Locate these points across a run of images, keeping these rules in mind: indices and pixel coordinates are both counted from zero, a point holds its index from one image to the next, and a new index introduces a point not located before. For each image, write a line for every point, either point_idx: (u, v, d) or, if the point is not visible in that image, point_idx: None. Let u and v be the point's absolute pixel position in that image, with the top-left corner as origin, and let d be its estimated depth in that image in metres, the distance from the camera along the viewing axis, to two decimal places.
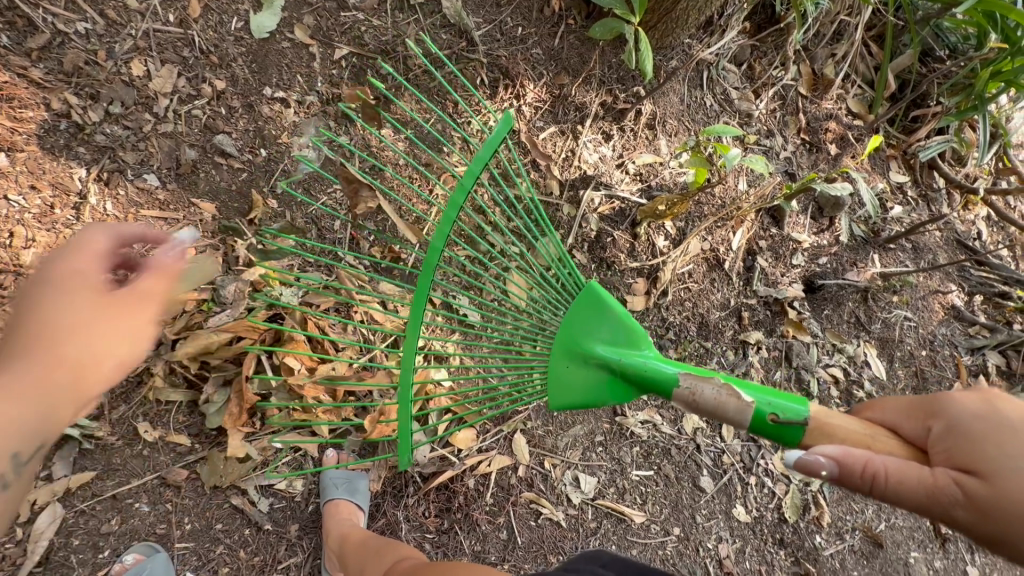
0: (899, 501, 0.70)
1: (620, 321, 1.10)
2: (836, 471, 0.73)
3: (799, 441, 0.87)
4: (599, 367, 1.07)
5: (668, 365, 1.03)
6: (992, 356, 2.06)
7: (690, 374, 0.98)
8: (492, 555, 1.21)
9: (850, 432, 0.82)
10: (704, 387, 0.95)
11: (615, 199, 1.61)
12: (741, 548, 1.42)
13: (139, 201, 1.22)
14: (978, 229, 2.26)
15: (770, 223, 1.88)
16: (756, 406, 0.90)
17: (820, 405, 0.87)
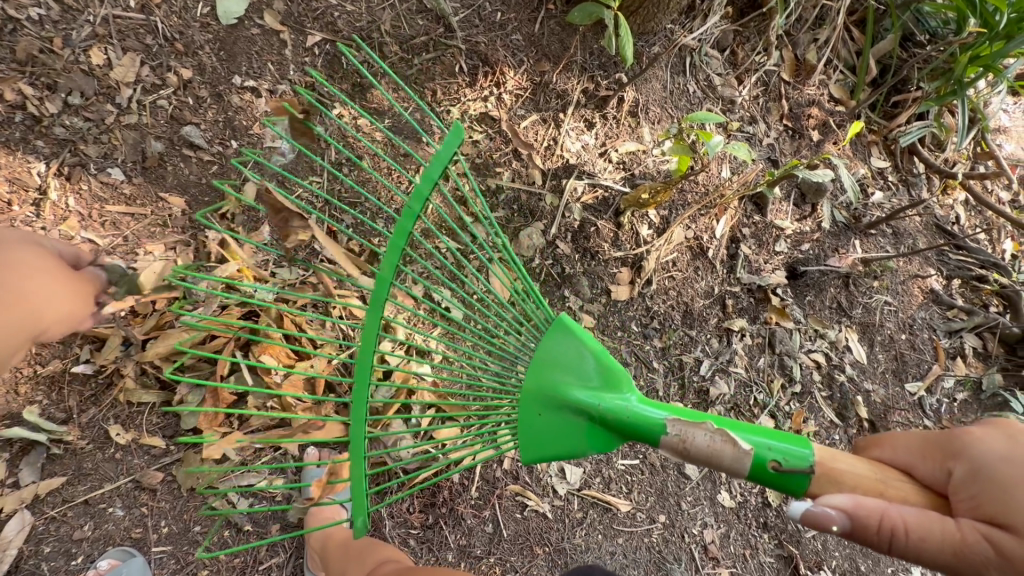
0: (923, 557, 0.68)
1: (594, 358, 0.99)
2: (849, 525, 0.70)
3: (804, 489, 0.82)
4: (576, 413, 0.97)
5: (653, 408, 0.94)
6: (969, 338, 2.10)
7: (680, 419, 0.90)
8: (478, 549, 1.20)
9: (859, 476, 0.79)
10: (696, 435, 0.88)
11: (599, 188, 1.60)
12: (725, 533, 1.44)
13: (104, 196, 1.17)
14: (957, 214, 2.29)
15: (753, 209, 1.88)
16: (755, 455, 0.84)
17: (824, 448, 0.82)
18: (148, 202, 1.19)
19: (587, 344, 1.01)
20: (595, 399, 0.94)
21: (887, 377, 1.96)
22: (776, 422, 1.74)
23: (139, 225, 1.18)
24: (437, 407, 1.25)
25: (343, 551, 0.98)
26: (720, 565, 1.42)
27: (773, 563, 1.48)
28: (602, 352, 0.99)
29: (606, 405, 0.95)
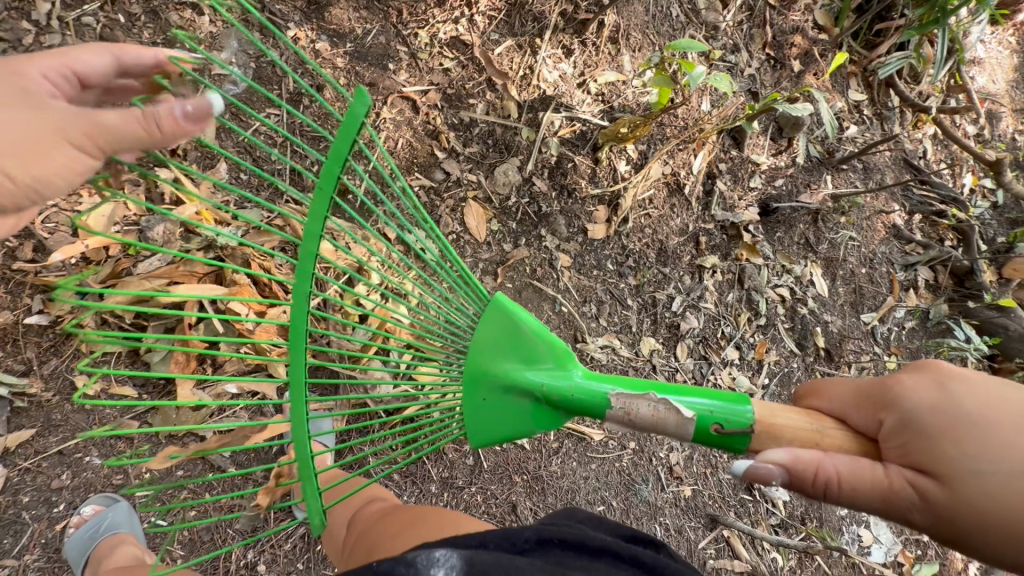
0: (854, 506, 0.66)
1: (525, 334, 0.96)
2: (785, 479, 0.69)
3: (749, 445, 0.79)
4: (519, 394, 0.94)
5: (597, 379, 0.91)
6: (923, 271, 2.21)
7: (621, 391, 0.88)
8: (460, 480, 1.26)
9: (796, 428, 0.76)
10: (638, 406, 0.86)
11: (577, 122, 1.53)
12: (689, 455, 1.56)
13: None
14: (924, 148, 2.33)
15: (731, 144, 1.85)
16: (697, 419, 0.82)
17: (763, 406, 0.79)
18: None
19: (522, 321, 0.97)
20: (536, 378, 0.92)
21: (845, 309, 2.06)
22: (741, 353, 1.83)
23: None
24: (415, 345, 1.21)
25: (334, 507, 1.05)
26: (683, 483, 1.54)
27: (729, 479, 1.62)
28: (537, 330, 0.95)
29: (547, 383, 0.92)
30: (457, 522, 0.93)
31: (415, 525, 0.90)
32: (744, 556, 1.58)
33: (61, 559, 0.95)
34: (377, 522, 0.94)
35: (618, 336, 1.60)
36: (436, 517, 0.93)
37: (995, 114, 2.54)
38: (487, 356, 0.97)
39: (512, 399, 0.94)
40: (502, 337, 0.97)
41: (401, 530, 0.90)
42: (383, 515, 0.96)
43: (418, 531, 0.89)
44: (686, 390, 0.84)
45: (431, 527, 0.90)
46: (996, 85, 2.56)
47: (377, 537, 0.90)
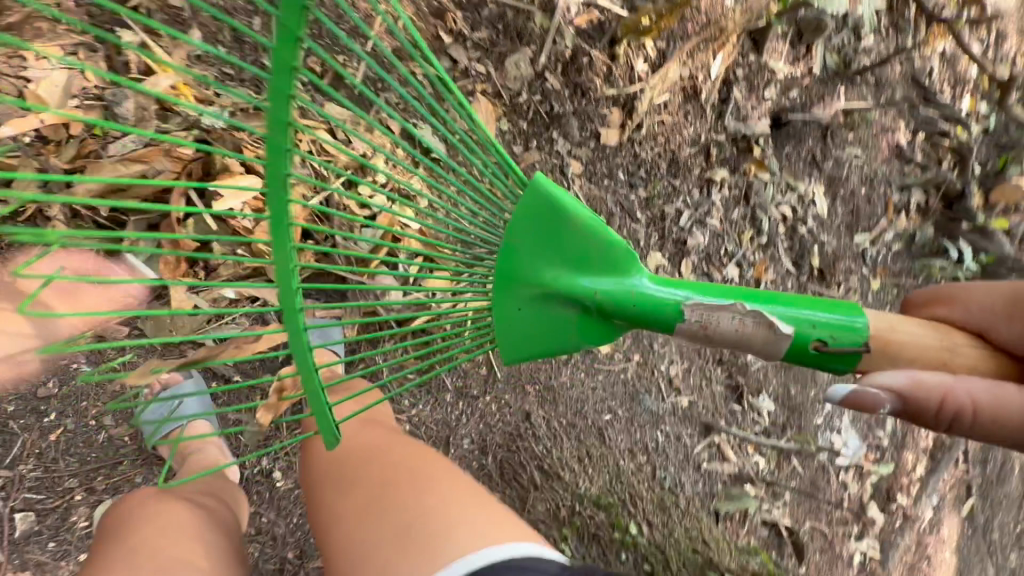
0: (981, 434, 0.63)
1: (586, 237, 0.87)
2: (899, 407, 0.64)
3: (852, 365, 0.75)
4: (570, 305, 0.87)
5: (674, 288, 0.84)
6: (917, 194, 2.21)
7: (700, 303, 0.81)
8: (474, 389, 1.24)
9: (922, 343, 0.73)
10: (720, 318, 0.79)
11: (594, 9, 1.37)
12: (687, 368, 1.58)
13: None
14: (934, 65, 2.25)
15: (750, 48, 1.73)
16: (795, 334, 0.76)
17: (877, 318, 0.75)
18: None
19: (577, 218, 0.87)
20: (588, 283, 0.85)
21: (841, 230, 2.06)
22: (742, 271, 1.82)
23: None
24: (426, 253, 1.18)
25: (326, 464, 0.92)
26: (681, 394, 1.57)
27: (722, 390, 1.68)
28: (595, 229, 0.85)
29: (606, 291, 0.86)
30: (460, 511, 0.81)
31: (414, 516, 0.80)
32: (733, 461, 1.67)
33: (59, 469, 0.90)
34: (375, 506, 0.83)
35: None
36: (435, 499, 0.82)
37: (1004, 32, 2.45)
38: (535, 262, 0.88)
39: (554, 310, 0.88)
40: (551, 236, 0.88)
41: (392, 520, 0.80)
42: (381, 495, 0.84)
43: (416, 530, 0.78)
44: (786, 301, 0.78)
45: (428, 521, 0.79)
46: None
47: (369, 528, 0.80)
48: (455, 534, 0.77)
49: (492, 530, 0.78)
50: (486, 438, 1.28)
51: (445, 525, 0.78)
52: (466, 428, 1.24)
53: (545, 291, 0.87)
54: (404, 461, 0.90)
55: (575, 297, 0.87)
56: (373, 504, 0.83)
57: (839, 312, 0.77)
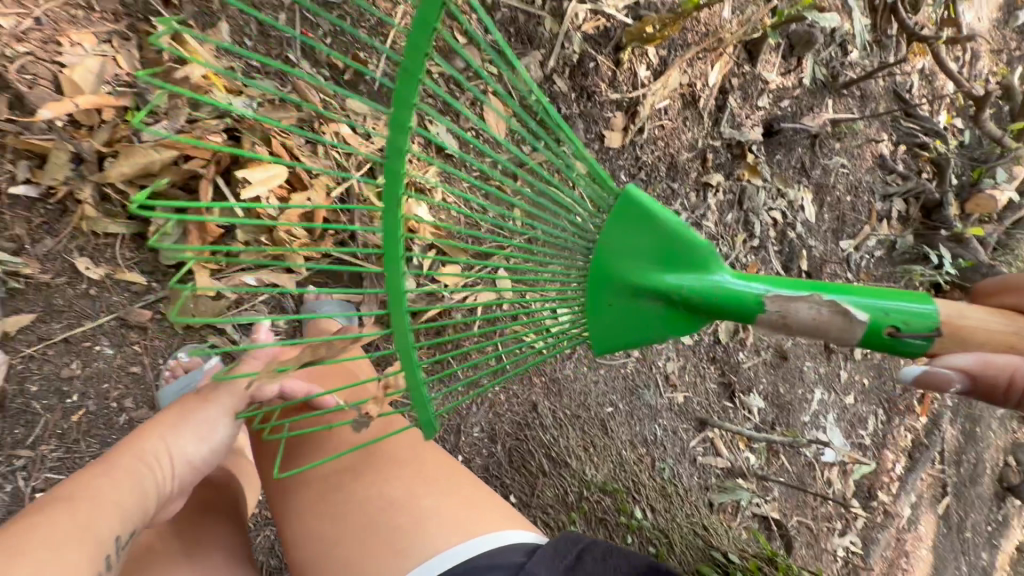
0: None
1: (670, 235, 0.91)
2: (967, 385, 0.71)
3: (925, 347, 0.79)
4: (658, 297, 0.91)
5: (748, 281, 0.87)
6: (898, 203, 2.31)
7: (779, 295, 0.84)
8: (484, 379, 1.28)
9: (987, 330, 0.76)
10: (798, 308, 0.83)
11: (600, 16, 1.42)
12: (683, 364, 1.63)
13: None
14: (913, 81, 2.36)
15: (745, 58, 1.80)
16: (870, 320, 0.80)
17: (945, 304, 0.78)
18: None
19: (662, 220, 0.91)
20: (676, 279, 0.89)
21: (828, 235, 2.14)
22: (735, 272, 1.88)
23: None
24: (439, 246, 1.22)
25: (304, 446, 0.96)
26: (677, 390, 1.62)
27: (716, 387, 1.73)
28: (679, 229, 0.89)
29: (688, 286, 0.90)
30: (426, 513, 0.86)
31: (384, 513, 0.86)
32: (726, 455, 1.73)
33: (80, 451, 0.91)
34: (340, 505, 0.88)
35: None
36: (398, 496, 0.87)
37: (978, 52, 2.58)
38: (623, 260, 0.93)
39: (644, 304, 0.92)
40: (642, 237, 0.92)
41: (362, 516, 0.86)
42: (354, 488, 0.89)
43: (382, 534, 0.84)
44: (862, 290, 0.81)
45: (390, 518, 0.85)
46: (982, 22, 2.58)
47: (337, 524, 0.87)
48: (418, 533, 0.83)
49: (450, 530, 0.84)
50: (495, 426, 1.33)
51: (409, 523, 0.84)
52: (476, 417, 1.28)
53: (635, 287, 0.92)
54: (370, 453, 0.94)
55: (664, 292, 0.91)
56: (347, 497, 0.88)
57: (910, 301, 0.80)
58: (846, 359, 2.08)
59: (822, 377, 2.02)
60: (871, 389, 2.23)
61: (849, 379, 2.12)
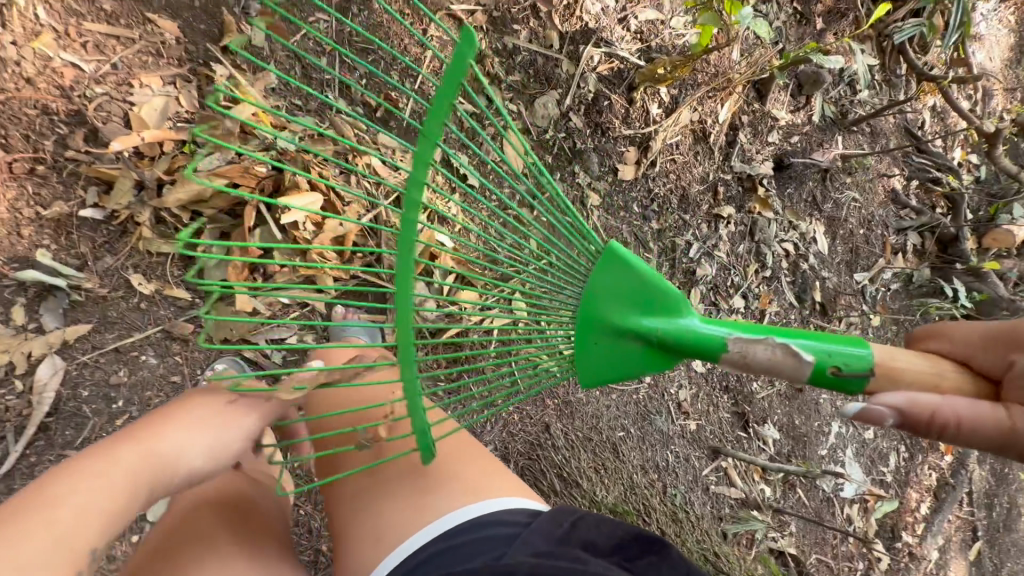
0: (981, 448, 0.67)
1: (650, 291, 0.95)
2: (897, 420, 0.69)
3: (862, 388, 0.81)
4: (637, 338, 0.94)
5: (710, 325, 0.92)
6: (913, 236, 2.33)
7: (739, 335, 0.88)
8: (499, 399, 1.32)
9: (902, 369, 0.78)
10: (757, 350, 0.87)
11: (614, 58, 1.52)
12: (696, 392, 1.65)
13: (81, 10, 0.93)
14: (924, 118, 2.40)
15: (755, 97, 1.88)
16: (816, 362, 0.82)
17: (882, 348, 0.81)
18: (133, 22, 0.96)
19: (641, 270, 0.96)
20: (651, 322, 0.93)
21: (841, 268, 2.16)
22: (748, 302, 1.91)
23: (128, 48, 0.95)
24: (459, 270, 1.28)
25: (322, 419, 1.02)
26: (690, 417, 1.63)
27: (729, 416, 1.73)
28: (654, 277, 0.95)
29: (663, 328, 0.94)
30: (449, 474, 0.91)
31: (407, 472, 0.90)
32: (740, 486, 1.72)
33: None
34: (360, 465, 0.93)
35: None
36: (418, 458, 0.92)
37: (989, 91, 2.63)
38: (607, 303, 0.97)
39: (625, 342, 0.95)
40: (626, 285, 0.96)
41: (381, 476, 0.91)
42: (373, 451, 0.94)
43: (402, 493, 0.88)
44: (808, 333, 0.85)
45: (414, 477, 0.90)
46: (992, 62, 2.64)
47: (367, 481, 0.92)
48: (439, 488, 0.89)
49: (468, 489, 0.89)
50: (508, 446, 1.36)
51: (430, 482, 0.89)
52: (490, 436, 1.32)
53: (616, 327, 0.96)
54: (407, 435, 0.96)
55: (643, 334, 0.94)
56: (367, 456, 0.93)
57: (847, 345, 0.83)
58: None
59: (839, 410, 2.00)
60: (892, 424, 2.19)
61: None
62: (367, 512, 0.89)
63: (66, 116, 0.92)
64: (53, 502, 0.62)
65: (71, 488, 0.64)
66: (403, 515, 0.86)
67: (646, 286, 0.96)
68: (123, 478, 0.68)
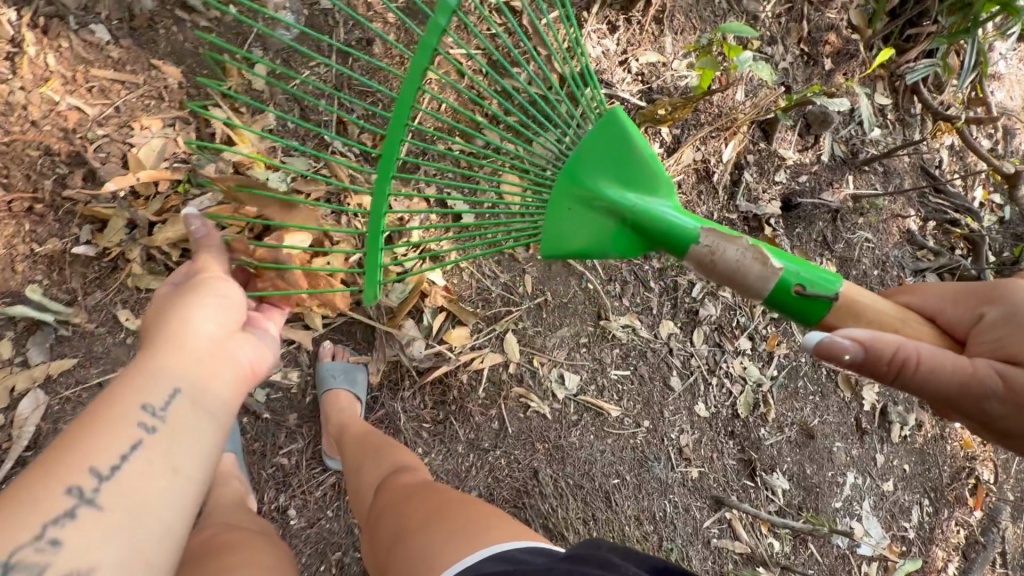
0: (929, 381, 0.78)
1: (637, 162, 1.10)
2: (861, 355, 0.78)
3: (827, 312, 0.93)
4: (608, 214, 1.09)
5: (687, 221, 1.05)
6: (931, 278, 2.25)
7: (714, 234, 1.00)
8: (485, 442, 1.31)
9: (876, 307, 0.91)
10: (729, 248, 0.98)
11: (616, 99, 1.53)
12: (699, 438, 1.58)
13: (88, 58, 0.99)
14: (941, 157, 2.31)
15: (760, 136, 1.86)
16: (784, 275, 0.93)
17: (852, 284, 0.93)
18: (138, 69, 1.01)
19: (638, 141, 1.12)
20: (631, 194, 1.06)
21: None
22: (754, 343, 1.67)
23: (132, 94, 1.01)
24: (450, 309, 1.29)
25: (371, 459, 1.05)
26: (691, 464, 1.57)
27: (735, 464, 1.65)
28: (652, 152, 1.10)
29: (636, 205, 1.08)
30: (490, 520, 0.86)
31: (447, 510, 0.87)
32: (745, 539, 1.63)
33: None
34: (405, 500, 0.91)
35: (639, 317, 1.51)
36: (464, 507, 0.88)
37: (1010, 130, 2.56)
38: (590, 169, 1.12)
39: (596, 214, 1.10)
40: (612, 152, 1.12)
41: (422, 510, 0.88)
42: (417, 492, 0.93)
43: (442, 524, 0.83)
44: (781, 253, 0.96)
45: (455, 517, 0.86)
46: (1013, 101, 2.58)
47: (405, 518, 0.88)
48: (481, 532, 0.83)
49: (510, 535, 0.83)
50: (493, 491, 1.33)
51: (470, 522, 0.84)
52: (475, 480, 1.30)
53: (590, 197, 1.10)
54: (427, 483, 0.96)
55: (615, 209, 1.09)
56: (413, 494, 0.93)
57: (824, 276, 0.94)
58: (883, 441, 1.95)
59: (855, 460, 1.88)
60: (914, 476, 2.05)
61: (887, 463, 1.97)
62: (403, 540, 0.84)
63: (66, 157, 0.98)
64: (126, 412, 0.61)
65: (140, 386, 0.63)
66: (440, 541, 0.80)
67: (636, 160, 1.11)
68: (205, 364, 0.68)
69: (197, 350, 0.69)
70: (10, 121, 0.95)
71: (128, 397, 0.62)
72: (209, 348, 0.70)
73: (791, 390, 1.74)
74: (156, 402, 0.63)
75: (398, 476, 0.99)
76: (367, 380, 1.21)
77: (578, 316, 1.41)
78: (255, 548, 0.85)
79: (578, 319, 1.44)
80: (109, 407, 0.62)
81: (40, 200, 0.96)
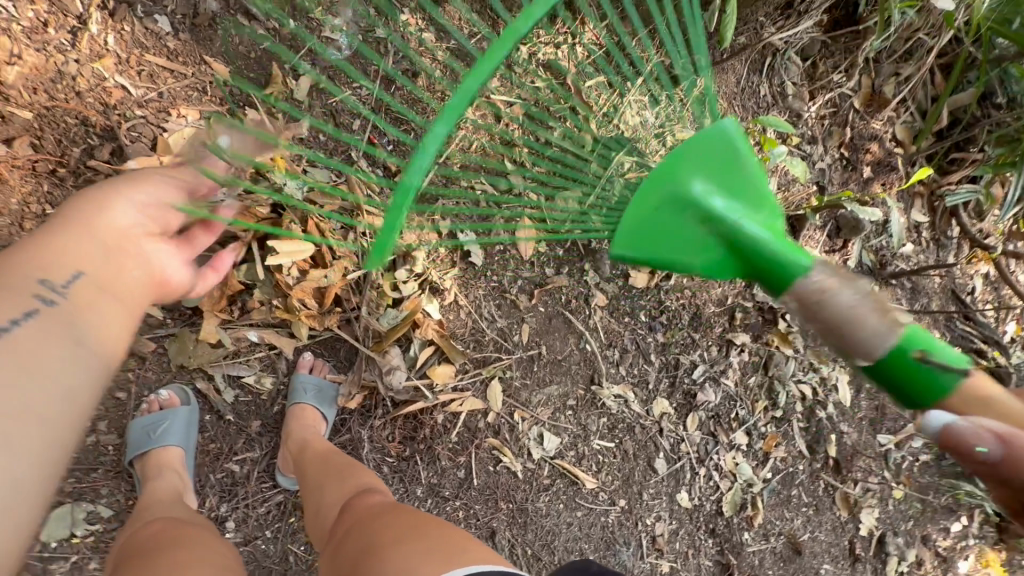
0: None
1: (738, 170, 0.79)
2: (1001, 451, 0.63)
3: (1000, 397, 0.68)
4: (701, 226, 0.79)
5: (793, 253, 0.75)
6: None
7: (830, 270, 0.71)
8: (446, 490, 1.28)
9: (1013, 406, 0.67)
10: (844, 292, 0.69)
11: None
12: (675, 530, 1.48)
13: (146, 44, 1.06)
14: (974, 284, 2.19)
15: (788, 230, 1.83)
16: (905, 336, 0.67)
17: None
18: (190, 62, 1.08)
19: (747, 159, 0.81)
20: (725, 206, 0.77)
21: None
22: (751, 441, 1.56)
23: (177, 83, 1.08)
24: (439, 345, 1.26)
25: (339, 486, 0.98)
26: (662, 557, 1.47)
27: (710, 565, 1.54)
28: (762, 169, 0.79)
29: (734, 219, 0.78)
30: (465, 541, 0.80)
31: (421, 529, 0.80)
32: None
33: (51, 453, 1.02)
34: (374, 518, 0.84)
35: (633, 389, 1.44)
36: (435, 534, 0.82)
37: None
38: (687, 169, 0.81)
39: (689, 225, 0.79)
40: (716, 157, 0.80)
41: (394, 529, 0.80)
42: (389, 511, 0.86)
43: (414, 540, 0.78)
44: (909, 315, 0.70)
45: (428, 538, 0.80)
46: None
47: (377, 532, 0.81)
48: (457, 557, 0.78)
49: (484, 559, 0.77)
50: None
51: (444, 541, 0.78)
52: None
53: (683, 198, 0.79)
54: (392, 505, 0.89)
55: (711, 224, 0.79)
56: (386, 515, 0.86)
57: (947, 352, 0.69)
58: None
59: None
60: None
61: None
62: (376, 552, 0.76)
63: (99, 130, 1.05)
64: (20, 283, 0.68)
65: (53, 260, 0.73)
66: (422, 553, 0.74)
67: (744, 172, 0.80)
68: (101, 262, 0.78)
69: (104, 235, 0.81)
70: (55, 88, 1.03)
71: (30, 274, 0.70)
72: (119, 235, 0.83)
73: (783, 497, 1.61)
74: (50, 286, 0.70)
75: (366, 498, 0.92)
76: (338, 402, 1.20)
77: (569, 376, 1.36)
78: (199, 539, 0.84)
79: (569, 379, 1.39)
80: (50, 250, 0.75)
81: (64, 167, 1.03)
